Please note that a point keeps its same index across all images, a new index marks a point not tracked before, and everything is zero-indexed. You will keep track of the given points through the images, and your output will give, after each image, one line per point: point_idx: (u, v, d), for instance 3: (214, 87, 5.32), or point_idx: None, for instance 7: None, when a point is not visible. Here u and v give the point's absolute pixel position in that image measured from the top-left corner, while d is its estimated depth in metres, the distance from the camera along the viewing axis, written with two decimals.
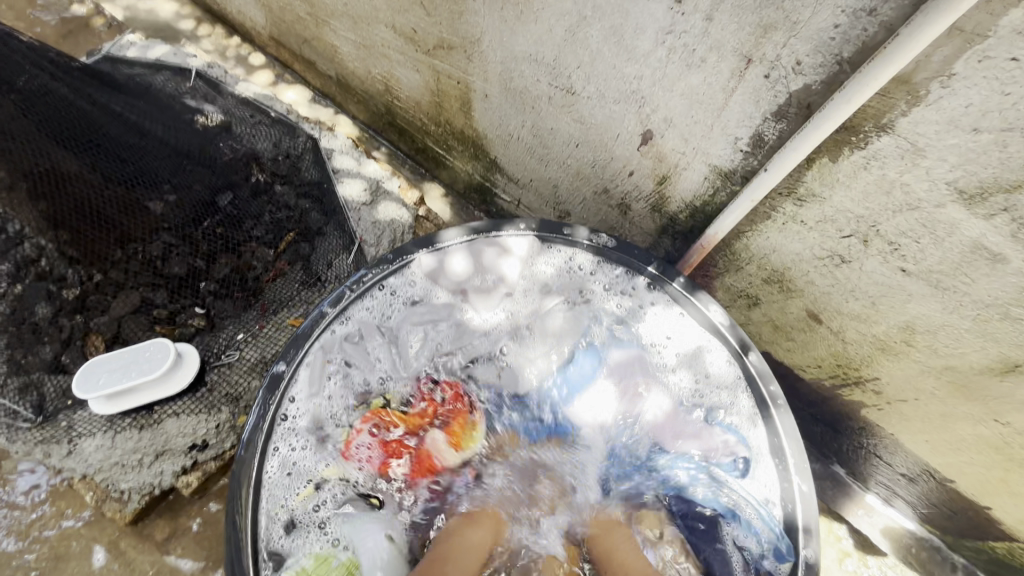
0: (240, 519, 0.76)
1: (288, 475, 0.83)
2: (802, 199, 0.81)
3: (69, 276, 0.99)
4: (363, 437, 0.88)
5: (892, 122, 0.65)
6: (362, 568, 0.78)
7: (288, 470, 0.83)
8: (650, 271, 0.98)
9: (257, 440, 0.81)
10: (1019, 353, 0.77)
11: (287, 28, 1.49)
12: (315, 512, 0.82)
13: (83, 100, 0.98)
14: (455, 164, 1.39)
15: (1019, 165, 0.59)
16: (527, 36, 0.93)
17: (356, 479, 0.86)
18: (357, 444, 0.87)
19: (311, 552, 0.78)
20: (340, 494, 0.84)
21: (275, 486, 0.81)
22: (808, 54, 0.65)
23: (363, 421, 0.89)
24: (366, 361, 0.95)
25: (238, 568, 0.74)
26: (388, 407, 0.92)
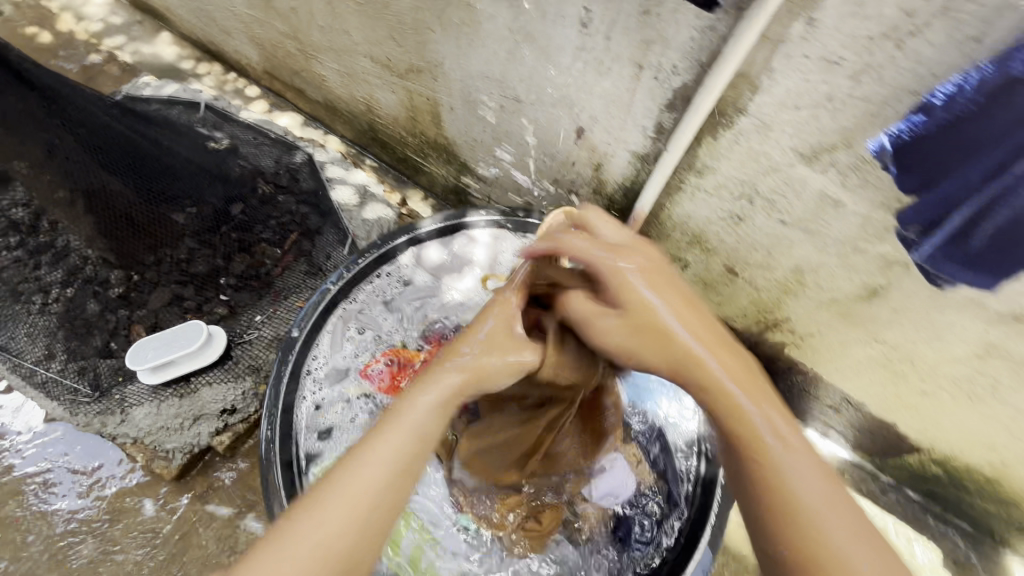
0: (271, 446, 0.96)
1: (314, 414, 1.02)
2: (700, 171, 1.03)
3: (112, 278, 1.21)
4: (378, 366, 1.10)
5: (745, 106, 0.87)
6: None
7: (314, 410, 1.02)
8: None
9: (284, 391, 1.01)
10: (874, 279, 0.99)
11: (278, 63, 1.71)
12: (339, 430, 1.02)
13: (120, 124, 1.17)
14: (432, 170, 1.61)
15: (831, 131, 0.81)
16: (478, 58, 1.15)
17: (373, 397, 1.07)
18: (375, 369, 1.10)
19: (334, 454, 0.99)
20: (363, 411, 1.06)
21: (305, 421, 1.01)
22: (680, 60, 0.87)
23: (383, 354, 1.12)
24: (377, 322, 1.15)
25: (272, 482, 0.93)
26: (403, 346, 1.14)
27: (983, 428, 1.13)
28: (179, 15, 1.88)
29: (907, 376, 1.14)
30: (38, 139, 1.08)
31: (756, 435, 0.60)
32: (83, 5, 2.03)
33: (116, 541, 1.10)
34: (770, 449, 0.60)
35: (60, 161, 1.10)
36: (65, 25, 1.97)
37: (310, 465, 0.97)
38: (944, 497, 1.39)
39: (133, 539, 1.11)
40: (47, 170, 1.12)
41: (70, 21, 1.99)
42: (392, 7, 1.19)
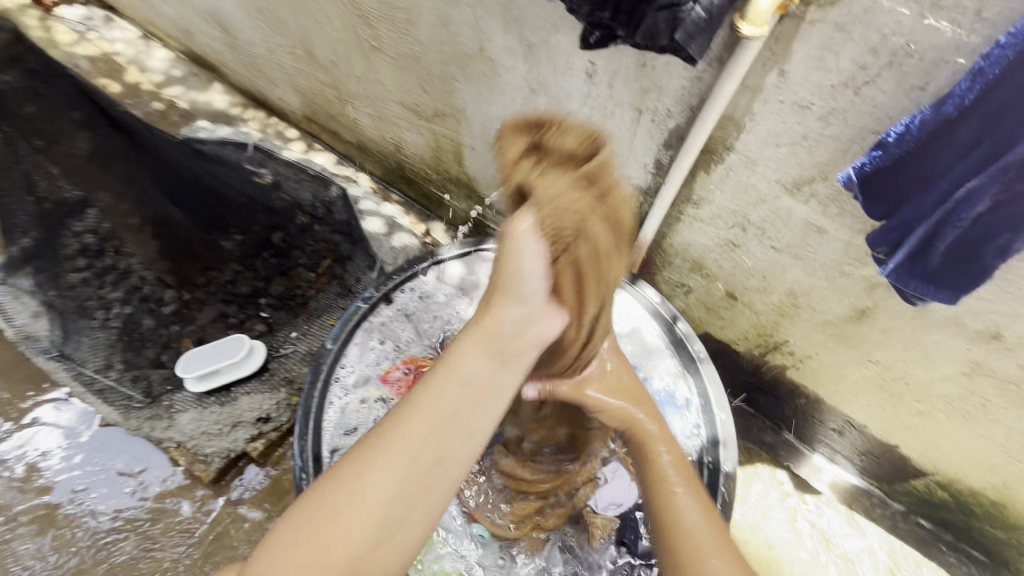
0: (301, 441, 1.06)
1: (339, 414, 1.12)
2: (697, 203, 1.14)
3: (167, 297, 1.35)
4: (399, 373, 1.22)
5: (732, 144, 0.98)
6: None
7: (340, 411, 1.13)
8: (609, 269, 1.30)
9: (315, 395, 1.12)
10: (862, 301, 1.06)
11: (317, 109, 1.90)
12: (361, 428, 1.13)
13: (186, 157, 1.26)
14: (454, 204, 1.75)
15: (809, 166, 0.92)
16: (497, 104, 1.30)
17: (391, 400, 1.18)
18: (395, 375, 1.21)
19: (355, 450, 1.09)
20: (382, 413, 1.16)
21: (331, 421, 1.11)
22: (673, 105, 1.00)
23: (403, 362, 1.23)
24: (399, 335, 1.25)
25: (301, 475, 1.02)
26: (421, 356, 1.25)
27: (981, 447, 1.17)
28: (231, 68, 2.11)
29: (904, 396, 1.19)
30: (120, 172, 1.14)
31: (660, 473, 0.84)
32: (147, 60, 2.28)
33: (156, 539, 1.19)
34: (669, 483, 0.82)
35: (138, 191, 1.18)
36: (132, 77, 2.22)
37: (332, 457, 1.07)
38: (954, 523, 1.40)
39: (172, 537, 1.19)
40: (125, 199, 1.19)
41: (136, 74, 2.24)
42: (422, 61, 1.35)
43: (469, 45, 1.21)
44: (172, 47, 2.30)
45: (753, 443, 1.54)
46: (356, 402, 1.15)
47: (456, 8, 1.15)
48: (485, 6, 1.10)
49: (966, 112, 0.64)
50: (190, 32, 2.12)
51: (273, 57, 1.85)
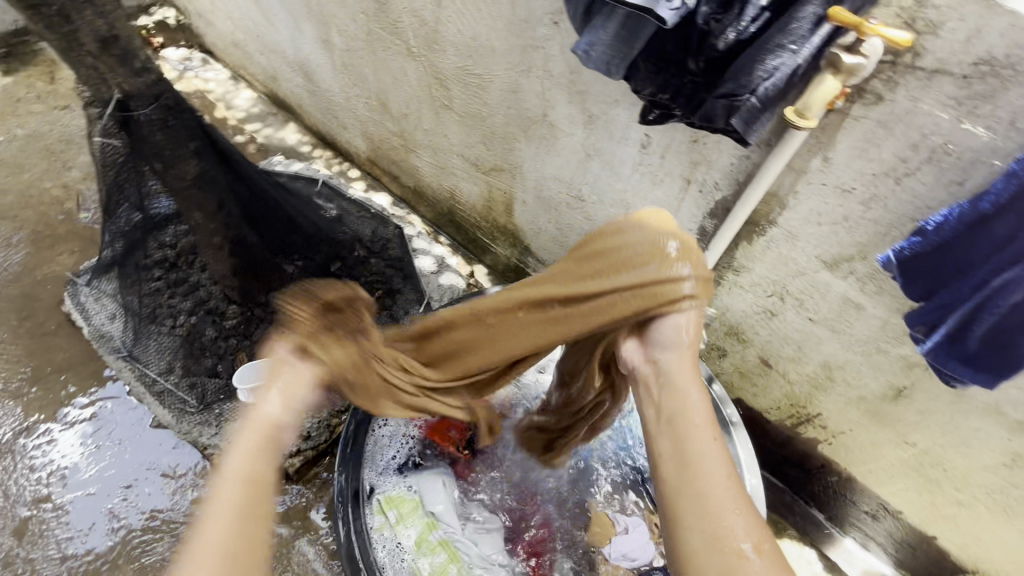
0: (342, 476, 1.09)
1: (377, 448, 1.14)
2: (737, 270, 1.19)
3: (229, 311, 1.41)
4: None
5: (775, 219, 1.05)
6: (426, 503, 1.09)
7: (378, 445, 1.14)
8: None
9: (353, 429, 1.13)
10: (898, 381, 1.08)
11: (382, 153, 2.06)
12: (397, 465, 1.13)
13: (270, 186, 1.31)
14: (498, 251, 1.85)
15: (849, 245, 0.97)
16: (553, 164, 1.41)
17: (423, 438, 1.18)
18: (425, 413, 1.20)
19: (389, 489, 1.10)
20: (415, 450, 1.16)
21: (371, 454, 1.13)
22: (721, 179, 1.08)
23: None
24: None
25: (342, 509, 1.05)
26: None
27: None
28: (308, 111, 2.33)
29: (941, 483, 1.17)
30: (213, 197, 1.20)
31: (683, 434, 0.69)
32: (233, 98, 2.54)
33: None
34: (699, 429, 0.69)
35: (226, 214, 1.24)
36: (219, 113, 2.47)
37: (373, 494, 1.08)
38: None
39: None
40: (212, 219, 1.24)
41: (223, 110, 2.49)
42: (487, 120, 1.48)
43: (534, 110, 1.33)
44: (257, 89, 2.55)
45: (780, 517, 1.51)
46: (392, 435, 1.16)
47: (526, 78, 1.28)
48: (553, 79, 1.22)
49: (999, 209, 0.70)
50: (276, 78, 2.35)
51: (348, 105, 2.04)
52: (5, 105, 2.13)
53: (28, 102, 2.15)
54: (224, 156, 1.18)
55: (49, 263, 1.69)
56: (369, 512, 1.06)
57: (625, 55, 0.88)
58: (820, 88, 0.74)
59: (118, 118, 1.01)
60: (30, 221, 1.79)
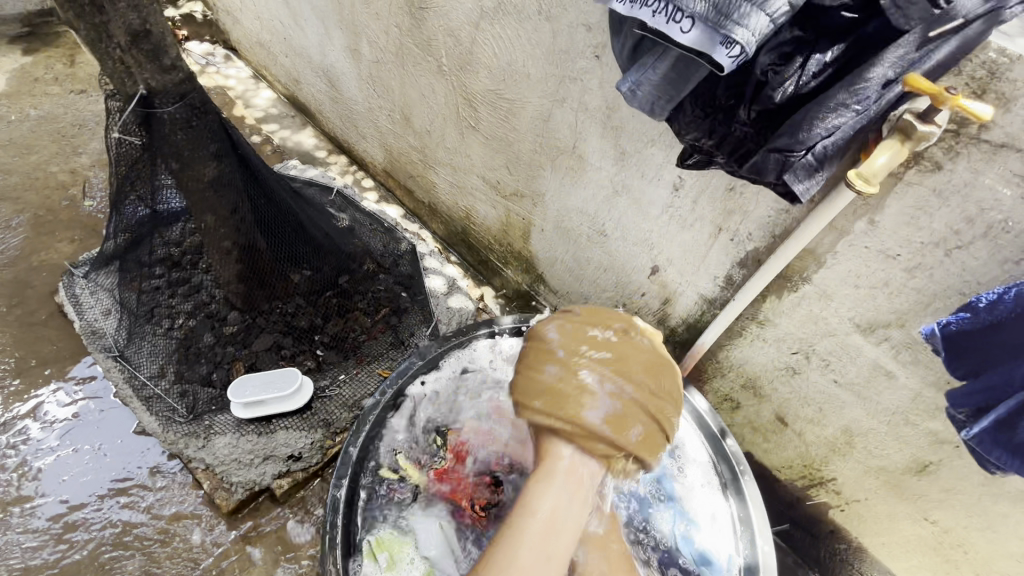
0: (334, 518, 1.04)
1: (372, 487, 1.10)
2: (762, 322, 1.15)
3: (230, 318, 1.36)
4: (425, 454, 1.17)
5: (809, 275, 1.01)
6: (421, 546, 1.04)
7: (372, 486, 1.10)
8: None
9: (350, 462, 1.11)
10: (925, 455, 1.03)
11: (399, 166, 2.03)
12: (392, 508, 1.09)
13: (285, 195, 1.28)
14: (510, 276, 1.81)
15: (886, 311, 0.94)
16: (577, 195, 1.37)
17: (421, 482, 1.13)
18: (422, 455, 1.17)
19: (380, 532, 1.05)
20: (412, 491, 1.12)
21: (366, 493, 1.09)
22: (755, 230, 1.04)
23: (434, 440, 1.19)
24: (449, 405, 1.24)
25: (329, 551, 1.00)
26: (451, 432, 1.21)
27: None
28: (327, 117, 2.30)
29: (960, 565, 1.12)
30: (228, 201, 1.15)
31: None
32: (253, 97, 2.52)
33: (159, 563, 1.16)
34: None
35: (238, 219, 1.20)
36: (237, 110, 2.44)
37: (365, 536, 1.04)
38: None
39: (176, 565, 1.16)
40: (223, 223, 1.19)
41: (242, 108, 2.46)
42: (514, 146, 1.45)
43: (563, 140, 1.30)
44: (277, 90, 2.53)
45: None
46: (387, 473, 1.13)
47: (559, 108, 1.25)
48: (588, 112, 1.20)
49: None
50: (298, 81, 2.33)
51: (370, 116, 2.01)
52: (22, 83, 2.10)
53: (45, 83, 2.12)
54: (243, 161, 1.15)
55: (47, 250, 1.63)
56: (360, 554, 1.02)
57: (672, 98, 0.85)
58: (880, 156, 0.70)
59: (139, 114, 0.96)
60: (32, 204, 1.74)
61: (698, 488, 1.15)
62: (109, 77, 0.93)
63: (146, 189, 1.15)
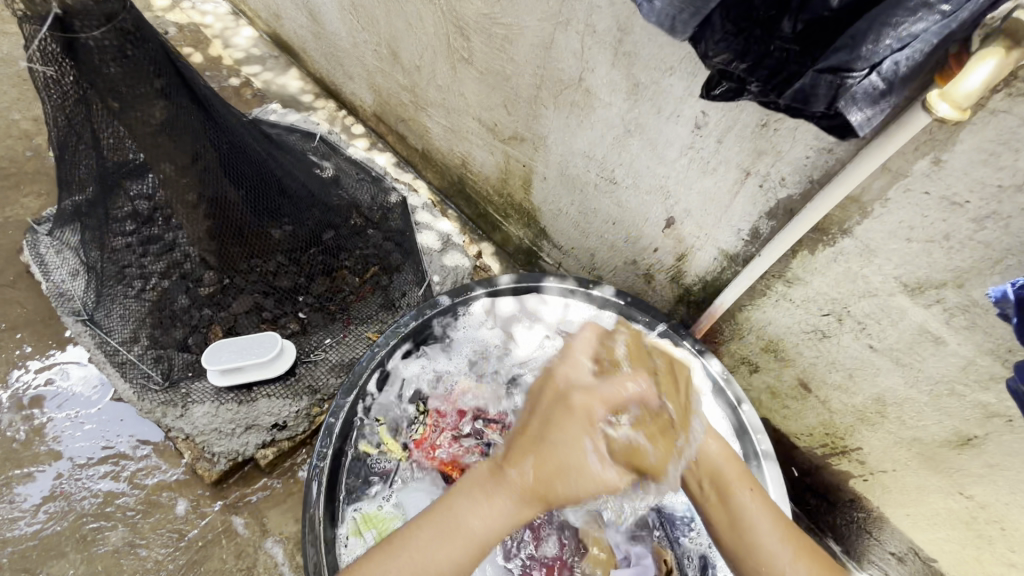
0: (314, 493, 0.96)
1: (356, 464, 1.03)
2: (789, 281, 1.02)
3: (205, 278, 1.24)
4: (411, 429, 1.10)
5: (851, 228, 0.87)
6: None
7: (354, 462, 1.03)
8: (663, 328, 1.17)
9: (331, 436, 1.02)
10: (969, 429, 0.92)
11: (389, 109, 1.86)
12: (379, 483, 1.02)
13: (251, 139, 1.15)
14: (510, 230, 1.68)
15: (943, 269, 0.80)
16: (583, 138, 1.22)
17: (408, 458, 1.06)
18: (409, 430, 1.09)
19: (366, 509, 0.99)
20: (398, 466, 1.05)
21: (350, 469, 1.02)
22: (789, 174, 0.89)
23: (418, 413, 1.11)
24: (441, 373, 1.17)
25: (311, 529, 0.93)
26: (432, 401, 1.13)
27: None
28: (312, 57, 2.10)
29: (993, 540, 1.04)
30: (188, 145, 1.01)
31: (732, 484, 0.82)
32: (233, 36, 2.30)
33: (143, 535, 1.11)
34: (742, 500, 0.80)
35: (202, 166, 1.05)
36: (215, 51, 2.24)
37: (349, 512, 0.98)
38: None
39: (159, 536, 1.11)
40: (184, 173, 1.04)
41: (220, 48, 2.25)
42: (512, 81, 1.28)
43: (569, 72, 1.13)
44: (258, 26, 2.31)
45: None
46: (369, 447, 1.05)
47: (563, 32, 1.08)
48: (596, 36, 1.02)
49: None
50: (279, 16, 2.12)
51: (356, 53, 1.82)
52: None
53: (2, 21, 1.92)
54: (197, 99, 1.01)
55: (12, 206, 1.52)
56: (345, 531, 0.96)
57: (698, 10, 0.69)
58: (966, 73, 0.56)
59: (61, 41, 0.81)
60: None
61: None
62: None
63: (94, 139, 0.99)
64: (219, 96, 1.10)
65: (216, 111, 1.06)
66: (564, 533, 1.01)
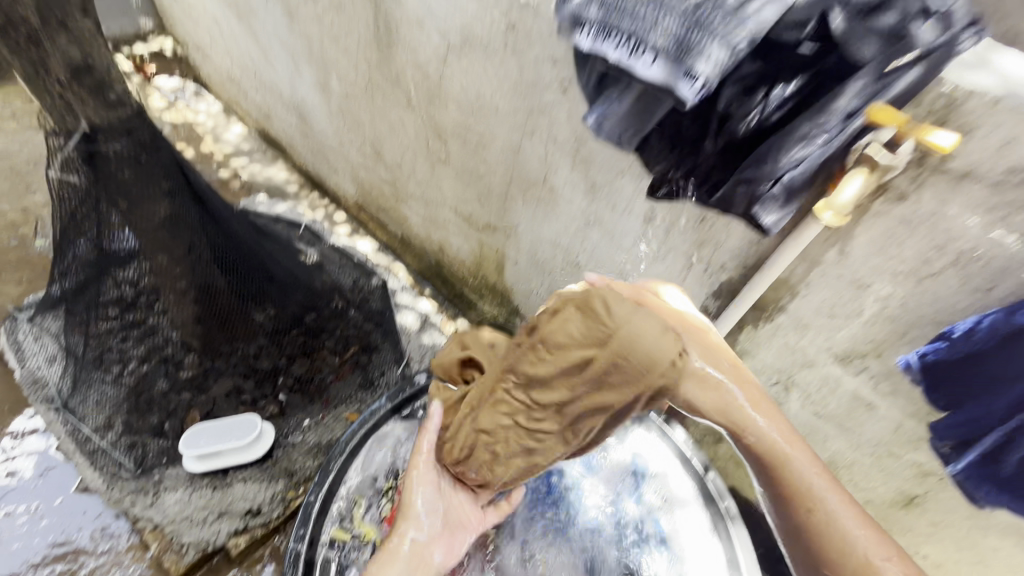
0: None
1: (331, 551, 1.02)
2: (739, 354, 1.13)
3: (187, 361, 1.28)
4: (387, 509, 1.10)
5: (784, 305, 0.99)
6: None
7: (330, 550, 1.02)
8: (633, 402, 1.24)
9: (308, 524, 1.02)
10: (911, 488, 1.00)
11: (371, 199, 2.00)
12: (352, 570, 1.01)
13: (244, 231, 1.24)
14: (485, 308, 1.78)
15: (862, 341, 0.92)
16: (550, 227, 1.35)
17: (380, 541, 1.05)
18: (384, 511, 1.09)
19: None
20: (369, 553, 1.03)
21: (323, 561, 1.00)
22: (728, 260, 1.02)
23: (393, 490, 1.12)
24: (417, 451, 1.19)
25: None
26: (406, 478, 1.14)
27: None
28: (298, 152, 2.27)
29: None
30: (185, 238, 1.10)
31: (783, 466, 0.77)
32: (223, 133, 2.47)
33: None
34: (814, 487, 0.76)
35: (196, 256, 1.14)
36: (206, 147, 2.39)
37: None
38: None
39: None
40: (178, 263, 1.13)
41: (211, 143, 2.41)
42: (485, 179, 1.43)
43: (535, 173, 1.28)
44: (248, 123, 2.48)
45: None
46: (343, 530, 1.05)
47: (529, 141, 1.24)
48: (558, 144, 1.19)
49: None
50: (270, 116, 2.30)
51: (341, 150, 1.98)
52: None
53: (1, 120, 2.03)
54: (198, 197, 1.10)
55: None
56: None
57: (638, 130, 0.84)
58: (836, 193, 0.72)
59: (83, 153, 0.89)
60: None
61: (681, 529, 1.10)
62: (49, 114, 0.86)
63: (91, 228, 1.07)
64: (217, 193, 1.18)
65: (214, 206, 1.15)
66: None
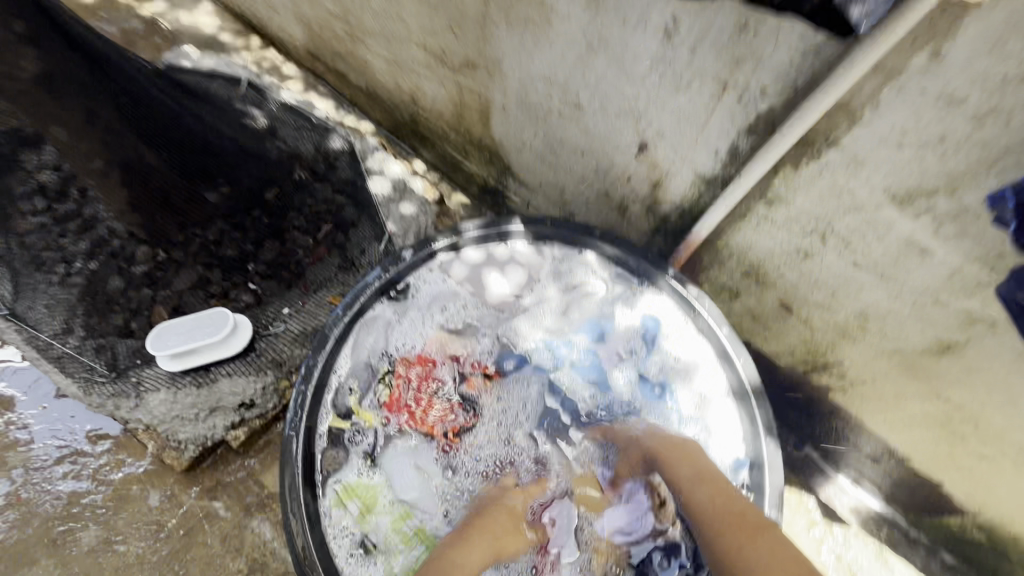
0: (287, 469, 0.93)
1: (347, 435, 1.01)
2: (771, 201, 0.96)
3: (139, 254, 1.26)
4: (406, 391, 1.08)
5: (839, 137, 0.80)
6: (398, 491, 1.00)
7: (350, 431, 1.02)
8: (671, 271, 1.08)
9: (301, 415, 0.98)
10: (950, 335, 0.91)
11: (322, 42, 1.64)
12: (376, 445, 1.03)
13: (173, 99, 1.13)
14: (473, 169, 1.57)
15: (934, 174, 0.75)
16: (542, 58, 1.08)
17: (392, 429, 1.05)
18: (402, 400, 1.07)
19: (343, 484, 0.98)
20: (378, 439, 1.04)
21: (320, 457, 0.98)
22: (771, 82, 0.80)
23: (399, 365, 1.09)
24: (415, 332, 1.12)
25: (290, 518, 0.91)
26: (410, 365, 1.10)
27: None
28: None
29: (966, 438, 1.03)
30: (74, 106, 1.07)
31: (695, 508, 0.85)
32: None
33: (118, 530, 1.18)
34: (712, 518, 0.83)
35: (98, 129, 1.10)
36: None
37: (330, 479, 0.97)
38: None
39: (139, 529, 1.18)
40: (82, 138, 1.11)
41: None
42: None
43: None
44: None
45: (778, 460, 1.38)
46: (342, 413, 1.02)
47: None
48: None
49: None
50: None
51: None
52: None
53: None
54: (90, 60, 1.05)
55: None
56: (326, 503, 0.95)
57: None
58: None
59: None
60: None
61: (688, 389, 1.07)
62: None
63: None
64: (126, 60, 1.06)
65: (115, 70, 1.07)
66: (545, 465, 1.04)
